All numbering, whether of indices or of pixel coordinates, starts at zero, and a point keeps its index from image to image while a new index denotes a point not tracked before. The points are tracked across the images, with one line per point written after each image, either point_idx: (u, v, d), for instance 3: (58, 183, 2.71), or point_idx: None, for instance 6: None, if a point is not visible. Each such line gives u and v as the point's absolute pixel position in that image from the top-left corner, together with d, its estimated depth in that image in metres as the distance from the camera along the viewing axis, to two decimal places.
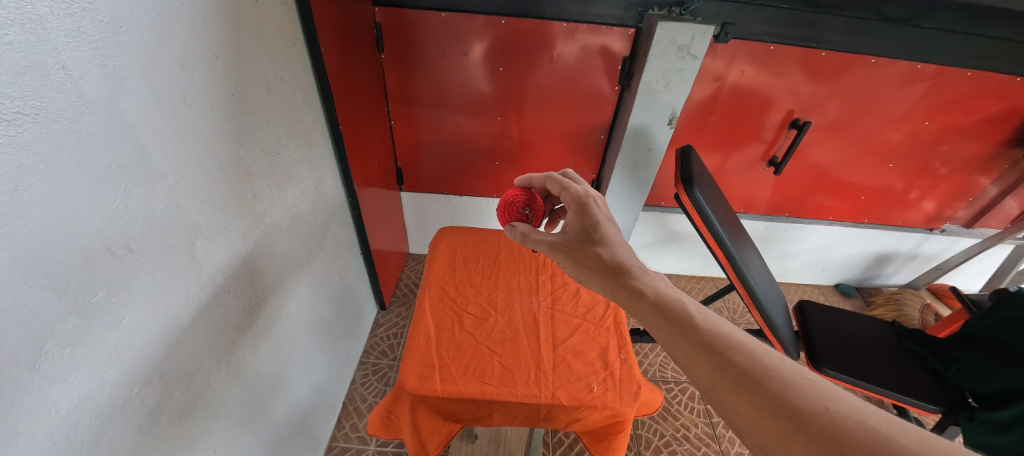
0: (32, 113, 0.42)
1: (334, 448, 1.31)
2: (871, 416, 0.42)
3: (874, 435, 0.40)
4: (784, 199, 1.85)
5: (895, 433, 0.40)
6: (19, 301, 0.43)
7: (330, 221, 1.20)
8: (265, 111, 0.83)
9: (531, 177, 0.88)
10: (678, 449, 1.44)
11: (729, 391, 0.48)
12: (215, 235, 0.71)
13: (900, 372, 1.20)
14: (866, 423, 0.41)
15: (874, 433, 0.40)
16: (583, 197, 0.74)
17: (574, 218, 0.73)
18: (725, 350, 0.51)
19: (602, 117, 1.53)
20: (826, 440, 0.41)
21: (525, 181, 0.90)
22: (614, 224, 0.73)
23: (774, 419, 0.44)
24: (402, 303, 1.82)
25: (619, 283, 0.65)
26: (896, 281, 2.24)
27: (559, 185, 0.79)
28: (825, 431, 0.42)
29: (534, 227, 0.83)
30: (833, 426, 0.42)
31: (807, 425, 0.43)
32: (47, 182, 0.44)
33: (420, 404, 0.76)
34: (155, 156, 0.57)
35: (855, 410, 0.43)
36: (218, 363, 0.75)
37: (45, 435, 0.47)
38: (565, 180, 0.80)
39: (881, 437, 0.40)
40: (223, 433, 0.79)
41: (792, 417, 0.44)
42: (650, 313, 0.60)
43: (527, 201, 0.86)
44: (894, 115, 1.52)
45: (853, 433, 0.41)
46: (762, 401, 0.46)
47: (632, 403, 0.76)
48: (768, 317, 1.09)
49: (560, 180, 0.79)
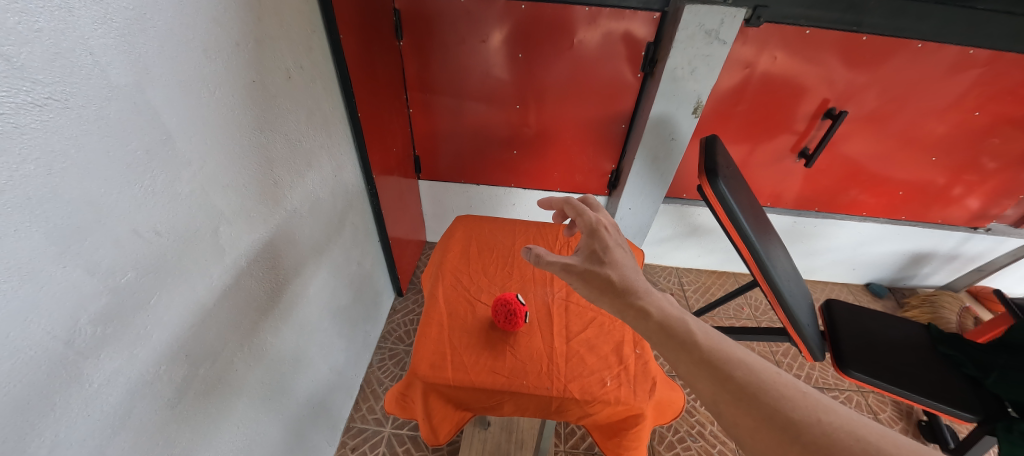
0: (63, 99, 0.43)
1: (351, 429, 1.35)
2: (863, 427, 0.41)
3: (863, 444, 0.39)
4: (814, 194, 1.77)
5: (884, 443, 0.39)
6: (53, 278, 0.45)
7: (349, 208, 1.21)
8: (286, 99, 0.84)
9: (550, 198, 0.86)
10: (692, 445, 1.42)
11: (727, 405, 0.46)
12: (238, 219, 0.73)
13: (933, 377, 1.15)
14: (856, 433, 0.40)
15: (863, 442, 0.39)
16: (594, 222, 0.74)
17: (584, 243, 0.73)
18: (723, 364, 0.49)
19: (624, 106, 1.49)
20: (820, 449, 0.40)
21: (547, 201, 0.89)
22: (624, 250, 0.71)
23: (770, 430, 0.43)
24: (418, 290, 1.84)
25: (626, 302, 0.63)
26: (933, 281, 2.12)
27: (574, 210, 0.79)
28: (817, 441, 0.40)
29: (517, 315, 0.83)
30: (825, 437, 0.40)
31: (800, 435, 0.41)
32: (78, 165, 0.45)
33: (431, 392, 0.77)
34: (180, 143, 0.58)
35: (847, 421, 0.41)
36: (242, 344, 0.78)
37: (79, 406, 0.49)
38: (582, 206, 0.80)
39: (872, 447, 0.38)
40: (246, 410, 0.82)
41: (786, 427, 0.42)
42: (656, 332, 0.57)
43: (505, 321, 0.83)
44: (939, 105, 1.42)
45: (844, 443, 0.39)
46: (758, 412, 0.44)
47: (646, 400, 0.74)
48: (792, 317, 1.05)
49: (576, 205, 0.79)
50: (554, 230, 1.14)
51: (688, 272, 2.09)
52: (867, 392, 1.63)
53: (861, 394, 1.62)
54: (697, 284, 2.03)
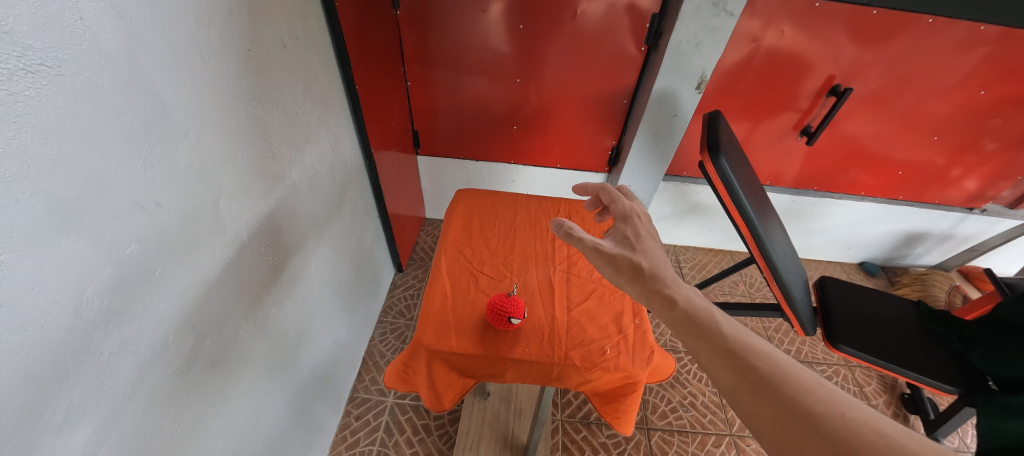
0: (55, 66, 0.42)
1: (354, 399, 1.39)
2: (885, 425, 0.40)
3: (886, 440, 0.39)
4: (813, 173, 1.77)
5: (908, 442, 0.39)
6: (57, 248, 0.45)
7: (348, 183, 1.20)
8: (281, 69, 0.82)
9: (586, 185, 0.87)
10: (684, 415, 1.47)
11: (749, 395, 0.46)
12: (237, 192, 0.72)
13: (919, 352, 1.18)
14: (880, 430, 0.40)
15: (886, 439, 0.39)
16: (629, 210, 0.75)
17: (616, 229, 0.73)
18: (747, 354, 0.49)
19: (626, 81, 1.47)
20: (840, 441, 0.40)
21: (580, 188, 0.90)
22: (655, 240, 0.72)
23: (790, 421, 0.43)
24: (418, 266, 1.86)
25: (652, 288, 0.63)
26: (926, 261, 2.15)
27: (611, 197, 0.80)
28: (838, 433, 0.40)
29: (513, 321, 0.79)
30: (848, 428, 0.40)
31: (820, 427, 0.41)
32: (75, 135, 0.44)
33: (436, 359, 0.79)
34: (177, 113, 0.57)
35: (871, 418, 0.41)
36: (246, 316, 0.79)
37: (91, 373, 0.50)
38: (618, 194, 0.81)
39: (894, 443, 0.38)
40: (252, 380, 0.84)
41: (806, 419, 0.42)
42: (681, 319, 0.57)
43: (487, 318, 0.82)
44: (944, 85, 1.41)
45: (866, 438, 0.39)
46: (779, 403, 0.44)
47: (644, 367, 0.77)
48: (787, 292, 1.07)
49: (612, 192, 0.80)
50: (555, 205, 1.14)
51: (685, 250, 2.10)
52: (854, 366, 1.68)
53: (848, 368, 1.67)
54: (694, 262, 2.05)
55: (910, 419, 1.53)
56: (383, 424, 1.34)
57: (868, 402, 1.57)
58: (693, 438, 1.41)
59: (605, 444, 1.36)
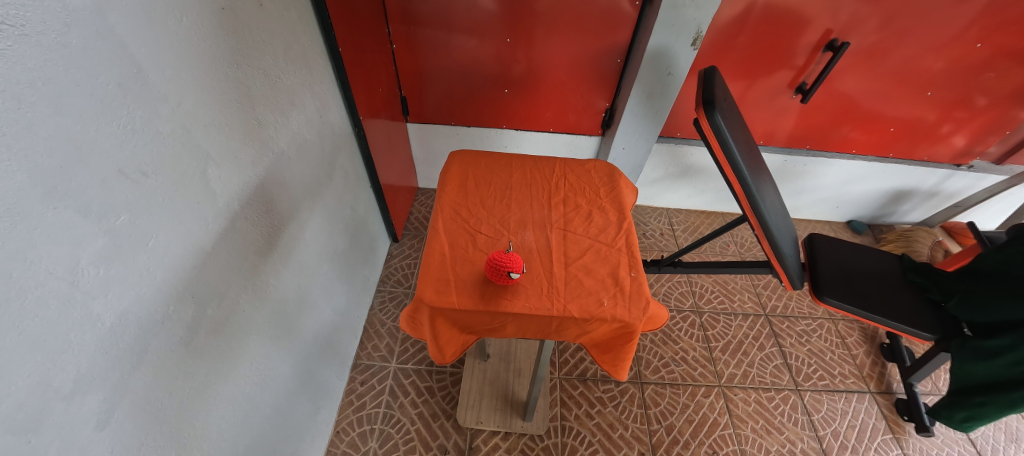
0: (18, 24, 0.39)
1: (358, 365, 1.43)
2: None
3: None
4: (806, 131, 1.76)
5: None
6: (46, 219, 0.44)
7: (337, 151, 1.18)
8: (260, 30, 0.79)
9: None
10: (675, 369, 1.54)
11: None
12: (225, 161, 0.71)
13: (900, 302, 1.23)
14: None
15: None
16: None
17: None
18: None
19: (620, 38, 1.42)
20: None
21: None
22: None
23: None
24: (413, 236, 1.86)
25: None
26: (910, 218, 2.19)
27: None
28: None
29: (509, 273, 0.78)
30: None
31: None
32: (47, 99, 0.42)
33: (438, 316, 0.80)
34: (153, 76, 0.55)
35: None
36: (244, 286, 0.79)
37: (96, 343, 0.50)
38: None
39: None
40: (257, 348, 0.86)
41: None
42: None
43: (487, 274, 0.83)
44: (941, 39, 1.39)
45: None
46: None
47: (640, 316, 0.79)
48: (777, 247, 1.10)
49: None
50: (549, 164, 1.14)
51: (677, 212, 2.12)
52: (837, 319, 1.75)
53: (832, 321, 1.74)
54: (687, 224, 2.07)
55: (887, 367, 1.62)
56: (388, 388, 1.39)
57: (849, 352, 1.65)
58: (684, 390, 1.48)
59: (601, 398, 1.43)
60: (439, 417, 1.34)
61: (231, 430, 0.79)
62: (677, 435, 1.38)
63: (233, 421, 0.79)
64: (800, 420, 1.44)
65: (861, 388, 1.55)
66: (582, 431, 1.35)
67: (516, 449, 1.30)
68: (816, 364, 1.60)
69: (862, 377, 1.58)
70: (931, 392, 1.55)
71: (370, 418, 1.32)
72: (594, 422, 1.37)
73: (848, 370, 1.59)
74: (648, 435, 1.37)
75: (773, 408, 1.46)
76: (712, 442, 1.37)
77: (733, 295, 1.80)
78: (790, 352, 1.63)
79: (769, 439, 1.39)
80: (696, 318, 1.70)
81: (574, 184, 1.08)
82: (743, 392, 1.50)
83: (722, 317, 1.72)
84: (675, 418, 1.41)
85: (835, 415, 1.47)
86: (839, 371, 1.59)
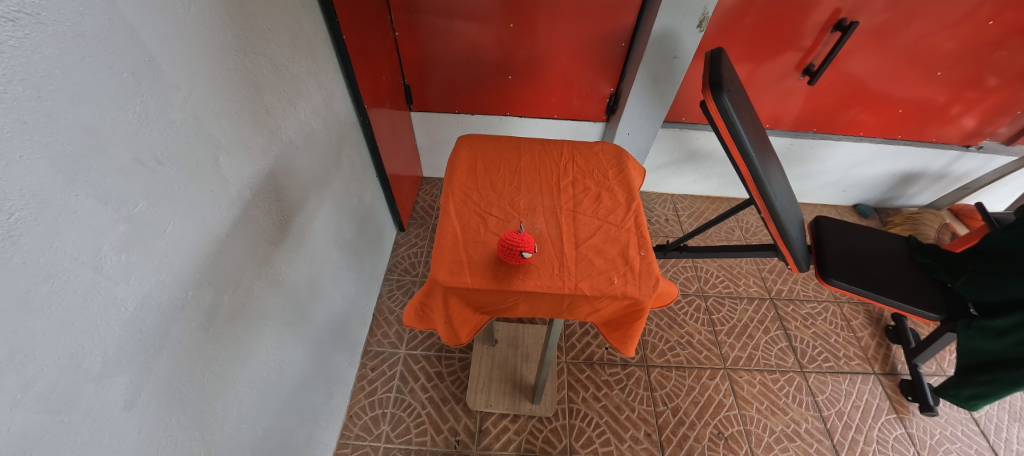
0: (34, 13, 0.39)
1: (369, 352, 1.46)
2: None
3: None
4: (813, 114, 1.74)
5: None
6: (69, 207, 0.45)
7: (343, 139, 1.18)
8: (266, 19, 0.78)
9: None
10: (681, 352, 1.56)
11: None
12: (236, 150, 0.71)
13: (908, 282, 1.24)
14: None
15: None
16: None
17: None
18: None
19: (624, 22, 1.41)
20: None
21: None
22: None
23: None
24: (420, 225, 1.87)
25: None
26: (918, 201, 2.17)
27: None
28: None
29: (518, 254, 0.79)
30: None
31: None
32: (66, 88, 0.43)
33: (452, 296, 0.82)
34: (164, 65, 0.56)
35: None
36: (258, 273, 0.81)
37: (121, 327, 0.52)
38: None
39: None
40: (271, 334, 0.87)
41: None
42: None
43: (499, 255, 0.84)
44: (952, 17, 1.36)
45: None
46: None
47: (651, 293, 0.80)
48: (784, 228, 1.10)
49: None
50: (557, 148, 1.13)
51: (682, 198, 2.12)
52: (842, 302, 1.76)
53: (837, 304, 1.75)
54: (691, 209, 2.06)
55: (892, 348, 1.63)
56: (398, 373, 1.41)
57: (854, 334, 1.66)
58: (690, 373, 1.50)
59: (607, 382, 1.45)
60: (449, 401, 1.37)
61: (250, 413, 0.82)
62: (683, 416, 1.40)
63: (251, 405, 0.82)
64: (804, 401, 1.46)
65: (866, 369, 1.56)
66: (590, 414, 1.37)
67: (525, 431, 1.32)
68: (821, 346, 1.61)
69: (867, 358, 1.59)
70: (935, 373, 1.56)
71: (382, 403, 1.35)
72: (601, 405, 1.40)
73: (853, 352, 1.61)
74: (655, 417, 1.39)
75: (778, 390, 1.48)
76: (717, 423, 1.39)
77: (739, 280, 1.81)
78: (795, 335, 1.64)
79: (774, 420, 1.41)
80: (702, 302, 1.72)
81: (582, 167, 1.08)
82: (748, 374, 1.51)
83: (727, 301, 1.73)
84: (681, 400, 1.43)
85: (839, 396, 1.48)
86: (843, 353, 1.60)
